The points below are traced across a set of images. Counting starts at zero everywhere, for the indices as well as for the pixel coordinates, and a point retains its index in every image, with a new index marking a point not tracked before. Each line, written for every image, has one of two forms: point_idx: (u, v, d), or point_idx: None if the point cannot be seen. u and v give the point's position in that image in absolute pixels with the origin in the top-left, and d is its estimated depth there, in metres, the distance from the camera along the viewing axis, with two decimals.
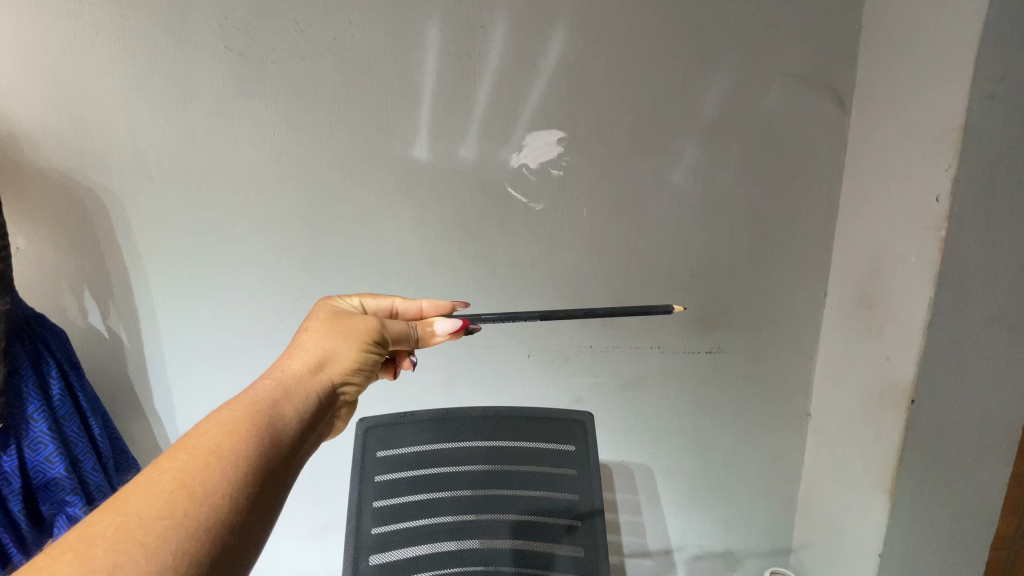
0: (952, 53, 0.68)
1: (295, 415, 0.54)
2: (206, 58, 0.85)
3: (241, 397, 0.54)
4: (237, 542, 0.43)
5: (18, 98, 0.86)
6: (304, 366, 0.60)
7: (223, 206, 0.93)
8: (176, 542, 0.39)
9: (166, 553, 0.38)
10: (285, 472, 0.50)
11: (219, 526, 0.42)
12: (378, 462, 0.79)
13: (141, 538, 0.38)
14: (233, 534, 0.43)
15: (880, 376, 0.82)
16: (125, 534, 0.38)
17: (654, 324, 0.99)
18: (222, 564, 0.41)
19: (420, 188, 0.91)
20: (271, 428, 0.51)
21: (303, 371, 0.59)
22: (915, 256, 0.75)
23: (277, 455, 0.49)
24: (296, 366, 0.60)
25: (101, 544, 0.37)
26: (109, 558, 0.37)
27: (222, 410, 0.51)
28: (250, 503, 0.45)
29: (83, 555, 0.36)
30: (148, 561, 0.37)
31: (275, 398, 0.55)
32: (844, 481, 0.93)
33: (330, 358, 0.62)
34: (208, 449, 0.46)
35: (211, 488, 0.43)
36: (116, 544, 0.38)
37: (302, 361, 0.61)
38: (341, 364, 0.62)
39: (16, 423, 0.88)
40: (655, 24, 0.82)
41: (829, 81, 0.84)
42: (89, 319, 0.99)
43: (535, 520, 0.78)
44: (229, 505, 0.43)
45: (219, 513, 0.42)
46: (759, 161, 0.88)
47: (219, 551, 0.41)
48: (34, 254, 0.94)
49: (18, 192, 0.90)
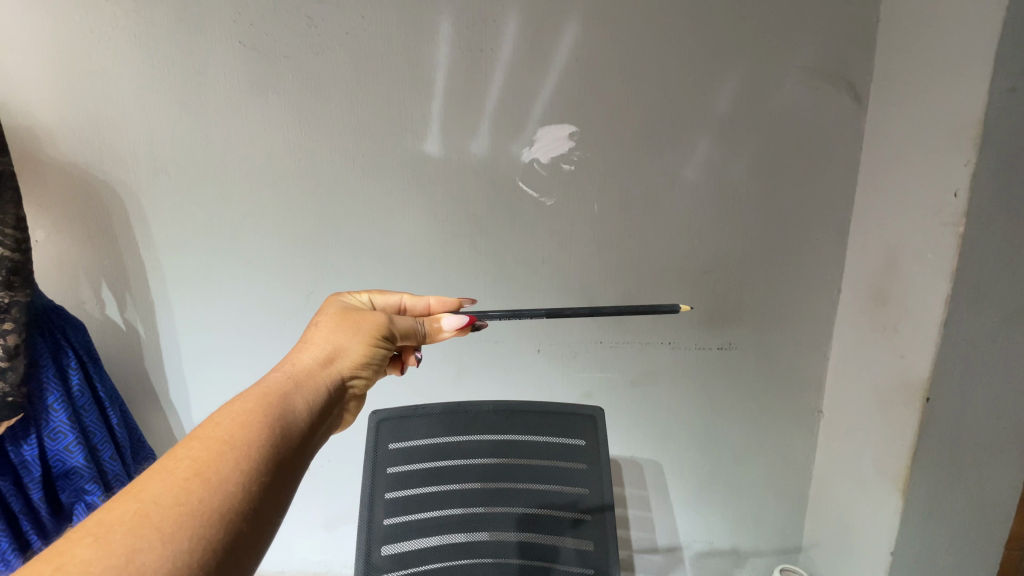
0: (973, 45, 0.67)
1: (306, 408, 0.55)
2: (220, 54, 0.85)
3: (252, 390, 0.54)
4: (250, 529, 0.43)
5: (36, 95, 0.87)
6: (314, 360, 0.61)
7: (236, 201, 0.94)
8: (191, 527, 0.40)
9: (181, 538, 0.39)
10: (296, 463, 0.50)
11: (232, 513, 0.43)
12: (390, 454, 0.80)
13: (157, 522, 0.39)
14: (246, 520, 0.43)
15: (894, 374, 0.82)
16: (141, 518, 0.39)
17: (664, 320, 0.99)
18: (235, 550, 0.42)
19: (431, 183, 0.91)
20: (282, 419, 0.52)
21: (313, 365, 0.60)
22: (931, 252, 0.74)
23: (288, 446, 0.50)
24: (306, 359, 0.61)
25: (119, 528, 0.38)
26: (127, 542, 0.37)
27: (234, 402, 0.51)
28: (262, 491, 0.46)
29: (102, 539, 0.37)
30: (164, 546, 0.38)
31: (286, 391, 0.55)
32: (856, 479, 0.93)
33: (339, 352, 0.62)
34: (221, 439, 0.46)
35: (224, 477, 0.44)
36: (134, 529, 0.38)
37: (312, 355, 0.61)
38: (350, 359, 0.63)
39: (36, 412, 0.90)
40: (668, 18, 0.81)
41: (845, 75, 0.83)
42: (106, 312, 1.01)
43: (544, 514, 0.79)
44: (241, 493, 0.44)
45: (233, 500, 0.43)
46: (773, 156, 0.88)
47: (233, 537, 0.42)
48: (53, 248, 0.96)
49: (37, 187, 0.92)
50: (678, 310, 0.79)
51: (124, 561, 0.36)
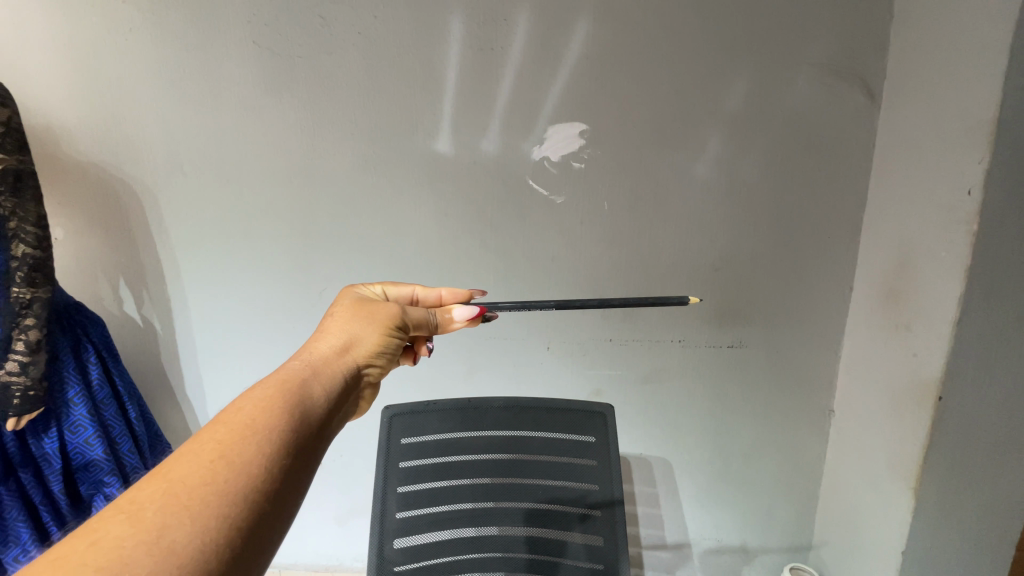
0: (989, 41, 0.66)
1: (323, 395, 0.56)
2: (234, 54, 0.87)
3: (271, 377, 0.56)
4: (273, 510, 0.44)
5: (56, 96, 0.90)
6: (331, 348, 0.62)
7: (250, 199, 0.95)
8: (217, 506, 0.41)
9: (208, 515, 0.40)
10: (314, 447, 0.51)
11: (256, 493, 0.44)
12: (403, 449, 0.81)
13: (186, 501, 0.40)
14: (269, 501, 0.44)
15: (906, 372, 0.81)
16: (171, 497, 0.40)
17: (673, 318, 0.99)
18: (259, 529, 0.43)
19: (442, 182, 0.92)
20: (301, 405, 0.53)
21: (329, 354, 0.61)
22: (944, 250, 0.73)
23: (307, 431, 0.51)
24: (323, 348, 0.62)
25: (149, 506, 0.39)
26: (158, 519, 0.39)
27: (254, 389, 0.52)
28: (284, 473, 0.46)
29: (134, 516, 0.38)
30: (194, 523, 0.39)
31: (304, 378, 0.56)
32: (868, 478, 0.92)
33: (354, 341, 0.63)
34: (244, 423, 0.47)
35: (247, 459, 0.45)
36: (163, 507, 0.39)
37: (328, 344, 0.62)
38: (365, 347, 0.64)
39: (57, 406, 0.92)
40: (679, 15, 0.81)
41: (858, 71, 0.83)
42: (124, 308, 1.03)
43: (554, 509, 0.79)
44: (264, 474, 0.45)
45: (257, 482, 0.44)
46: (784, 154, 0.87)
47: (257, 516, 0.43)
48: (74, 245, 0.99)
49: (58, 185, 0.95)
50: (688, 302, 0.79)
51: (155, 536, 0.37)
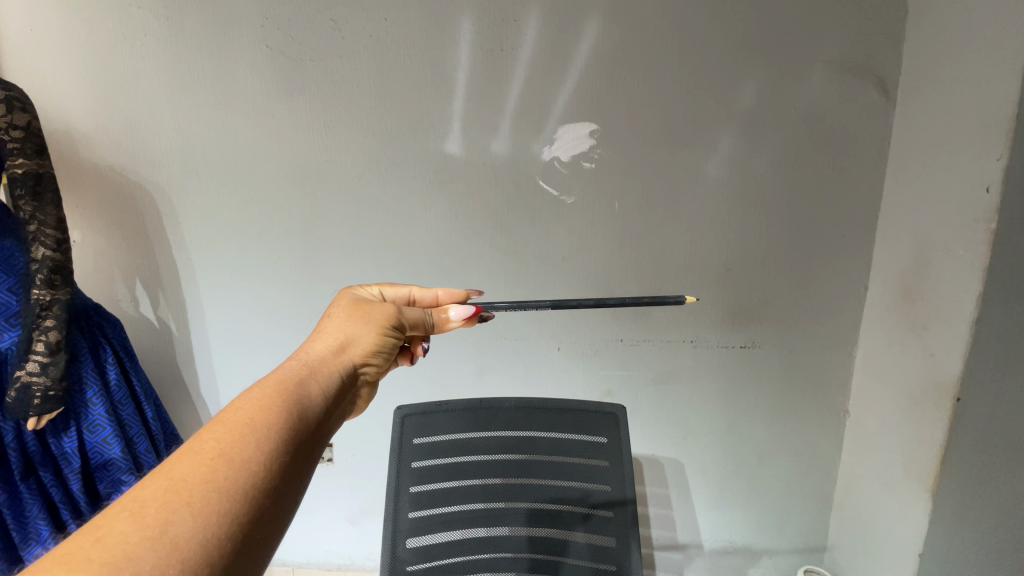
0: (1008, 38, 0.65)
1: (320, 394, 0.56)
2: (247, 59, 0.88)
3: (268, 376, 0.56)
4: (273, 506, 0.45)
5: (74, 102, 0.91)
6: (328, 347, 0.62)
7: (262, 200, 0.96)
8: (218, 502, 0.42)
9: (209, 511, 0.41)
10: (312, 444, 0.52)
11: (257, 490, 0.44)
12: (415, 449, 0.81)
13: (187, 497, 0.41)
14: (269, 497, 0.45)
15: (924, 372, 0.80)
16: (173, 494, 0.41)
17: (685, 318, 0.99)
18: (261, 524, 0.44)
19: (453, 183, 0.92)
20: (298, 404, 0.53)
21: (326, 353, 0.61)
22: (963, 248, 0.72)
23: (304, 429, 0.52)
24: (320, 348, 0.62)
25: (152, 503, 0.40)
26: (160, 514, 0.39)
27: (252, 388, 0.53)
28: (283, 470, 0.47)
29: (137, 513, 0.39)
30: (196, 519, 0.40)
31: (301, 377, 0.57)
32: (884, 479, 0.91)
33: (350, 341, 0.63)
34: (242, 422, 0.48)
35: (247, 456, 0.45)
36: (165, 504, 0.40)
37: (324, 343, 0.62)
38: (362, 347, 0.64)
39: (76, 405, 0.94)
40: (691, 14, 0.81)
41: (873, 69, 0.82)
42: (140, 309, 1.05)
43: (565, 510, 0.79)
44: (264, 471, 0.46)
45: (256, 478, 0.45)
46: (797, 153, 0.86)
47: (258, 511, 0.44)
48: (91, 247, 1.01)
49: (76, 188, 0.96)
50: (684, 302, 0.76)
51: (158, 532, 0.38)
